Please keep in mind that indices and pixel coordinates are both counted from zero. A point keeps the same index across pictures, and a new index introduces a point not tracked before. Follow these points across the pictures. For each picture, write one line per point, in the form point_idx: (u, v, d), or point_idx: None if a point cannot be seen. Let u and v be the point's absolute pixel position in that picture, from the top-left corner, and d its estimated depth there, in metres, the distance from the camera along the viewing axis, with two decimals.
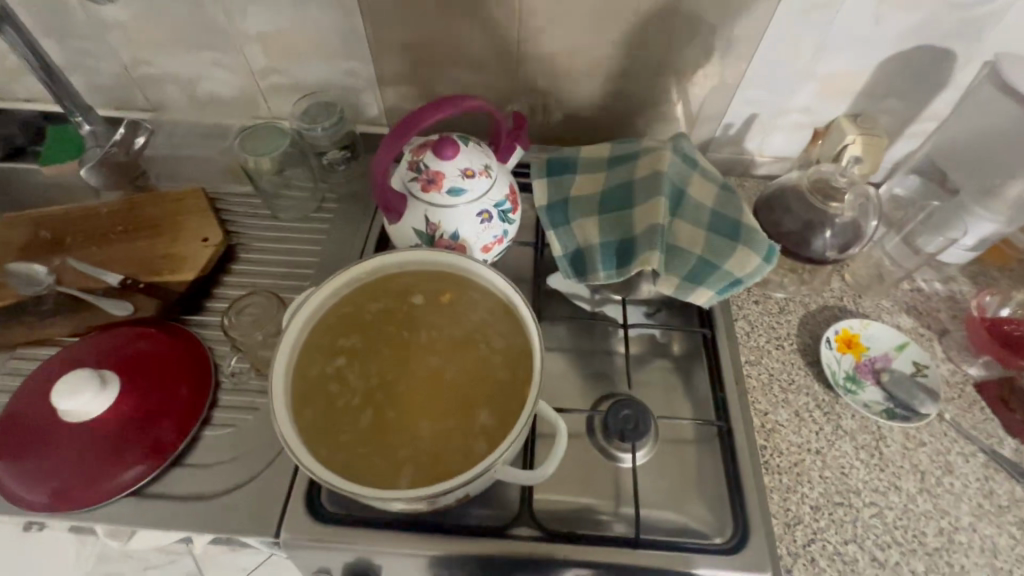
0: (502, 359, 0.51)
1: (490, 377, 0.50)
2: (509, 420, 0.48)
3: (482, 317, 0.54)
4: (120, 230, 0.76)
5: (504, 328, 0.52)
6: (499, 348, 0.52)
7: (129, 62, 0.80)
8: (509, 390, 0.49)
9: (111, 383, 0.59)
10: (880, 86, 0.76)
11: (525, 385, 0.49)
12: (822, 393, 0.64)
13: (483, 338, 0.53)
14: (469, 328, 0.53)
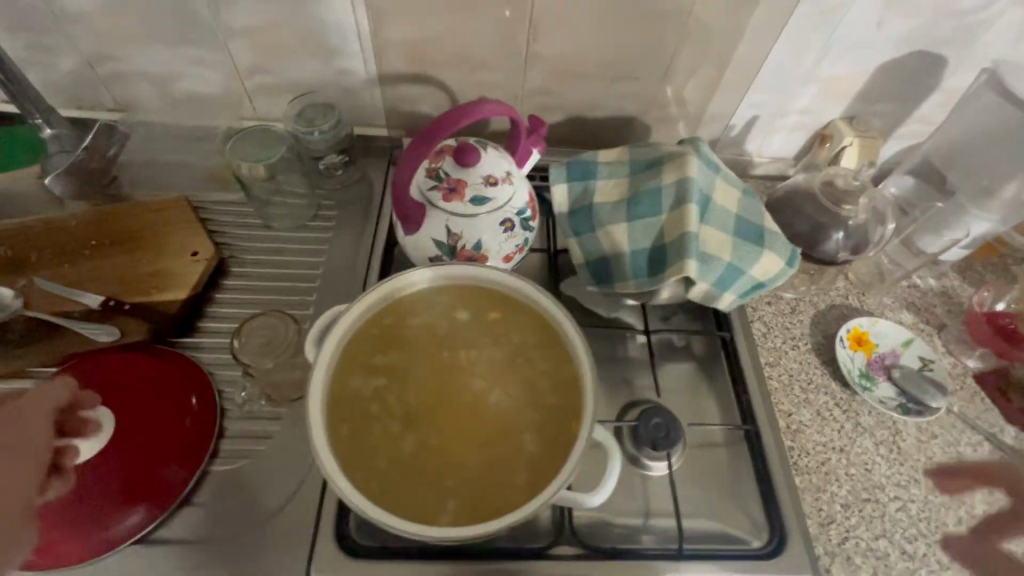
0: (549, 383, 0.49)
1: (536, 404, 0.48)
2: (558, 453, 0.46)
3: (524, 337, 0.51)
4: (96, 245, 0.68)
5: (549, 350, 0.50)
6: (545, 373, 0.49)
7: (95, 58, 0.72)
8: (558, 420, 0.47)
9: (101, 420, 0.54)
10: (876, 90, 0.78)
11: (576, 416, 0.47)
12: (840, 391, 0.66)
13: (527, 360, 0.50)
14: (512, 350, 0.50)
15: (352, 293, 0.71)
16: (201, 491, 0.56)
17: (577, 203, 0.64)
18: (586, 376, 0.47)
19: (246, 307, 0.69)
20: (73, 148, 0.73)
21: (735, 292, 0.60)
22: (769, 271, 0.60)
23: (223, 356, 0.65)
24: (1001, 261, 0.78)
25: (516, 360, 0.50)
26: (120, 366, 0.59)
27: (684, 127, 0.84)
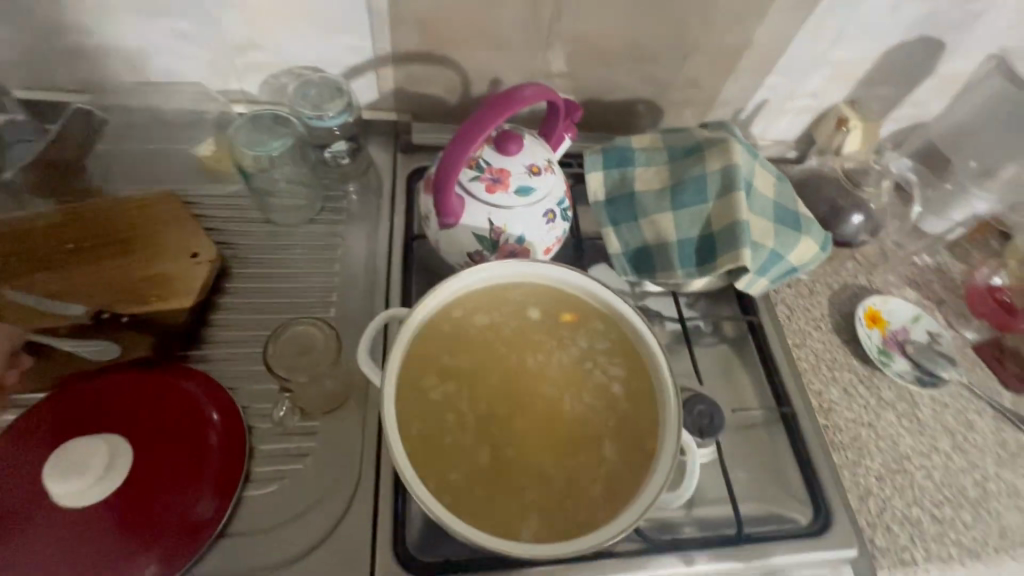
0: (620, 391, 0.48)
1: (611, 412, 0.48)
2: (639, 463, 0.46)
3: (591, 342, 0.50)
4: (71, 248, 0.60)
5: (620, 357, 0.49)
6: (617, 379, 0.49)
7: (52, 29, 0.62)
8: (635, 428, 0.47)
9: (117, 454, 0.50)
10: (879, 74, 0.79)
11: (654, 426, 0.47)
12: (862, 369, 0.69)
13: (597, 366, 0.49)
14: (581, 355, 0.50)
15: (374, 292, 0.66)
16: (238, 520, 0.51)
17: (614, 192, 0.63)
18: (666, 386, 0.47)
19: (257, 312, 0.63)
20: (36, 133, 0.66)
21: (772, 278, 0.61)
22: (806, 257, 0.61)
23: (241, 367, 0.59)
24: (986, 237, 0.83)
25: (585, 368, 0.49)
26: (128, 388, 0.54)
27: (696, 110, 0.83)
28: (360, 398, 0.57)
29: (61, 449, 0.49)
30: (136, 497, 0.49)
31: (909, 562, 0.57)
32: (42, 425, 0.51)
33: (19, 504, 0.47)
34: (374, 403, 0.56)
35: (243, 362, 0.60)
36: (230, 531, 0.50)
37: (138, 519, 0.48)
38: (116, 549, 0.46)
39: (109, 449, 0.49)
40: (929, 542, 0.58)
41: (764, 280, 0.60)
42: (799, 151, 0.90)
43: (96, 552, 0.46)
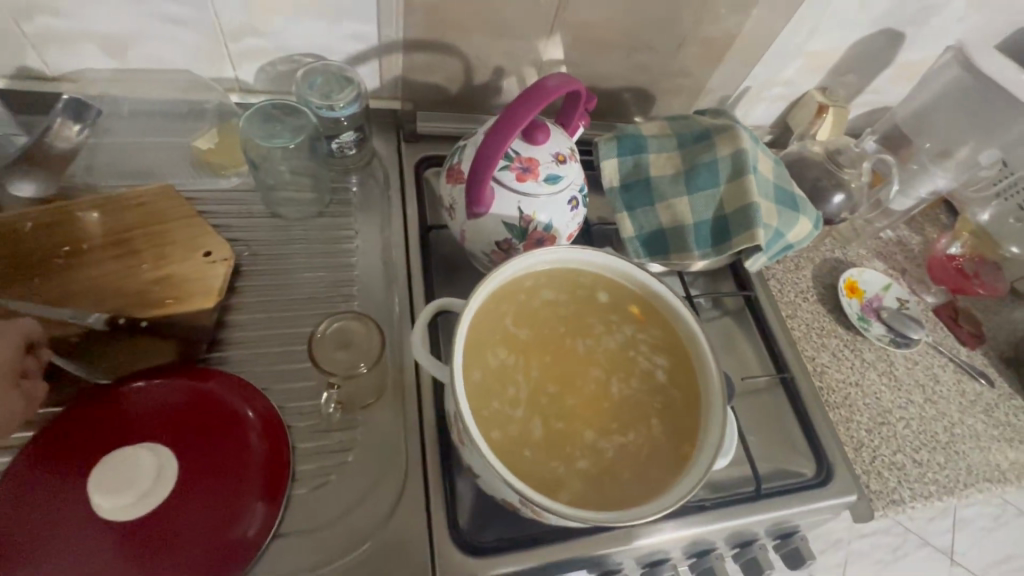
0: (665, 375, 0.51)
1: (656, 396, 0.51)
2: (684, 447, 0.48)
3: (636, 329, 0.53)
4: (68, 250, 0.55)
5: (662, 345, 0.52)
6: (661, 367, 0.52)
7: (25, 11, 0.56)
8: (677, 414, 0.50)
9: (165, 468, 0.49)
10: (848, 63, 0.86)
11: (695, 414, 0.50)
12: (845, 334, 0.76)
13: (642, 354, 0.52)
14: (627, 342, 0.52)
15: (393, 284, 0.66)
16: (288, 518, 0.51)
17: (628, 178, 0.65)
18: (708, 379, 0.50)
19: (275, 308, 0.61)
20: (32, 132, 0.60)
21: (772, 255, 0.66)
22: (801, 235, 0.66)
23: (268, 366, 0.58)
24: (936, 212, 0.93)
25: (630, 355, 0.52)
26: (161, 392, 0.52)
27: (685, 98, 0.86)
28: (396, 391, 0.58)
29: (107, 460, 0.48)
30: (184, 502, 0.48)
31: (898, 501, 0.65)
32: (69, 434, 0.49)
33: (55, 516, 0.46)
34: (411, 395, 0.57)
35: (270, 361, 0.58)
36: (283, 530, 0.50)
37: (189, 526, 0.47)
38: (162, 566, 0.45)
39: (157, 460, 0.49)
40: (912, 483, 0.66)
41: (767, 257, 0.65)
42: (774, 135, 0.96)
43: (150, 558, 0.45)
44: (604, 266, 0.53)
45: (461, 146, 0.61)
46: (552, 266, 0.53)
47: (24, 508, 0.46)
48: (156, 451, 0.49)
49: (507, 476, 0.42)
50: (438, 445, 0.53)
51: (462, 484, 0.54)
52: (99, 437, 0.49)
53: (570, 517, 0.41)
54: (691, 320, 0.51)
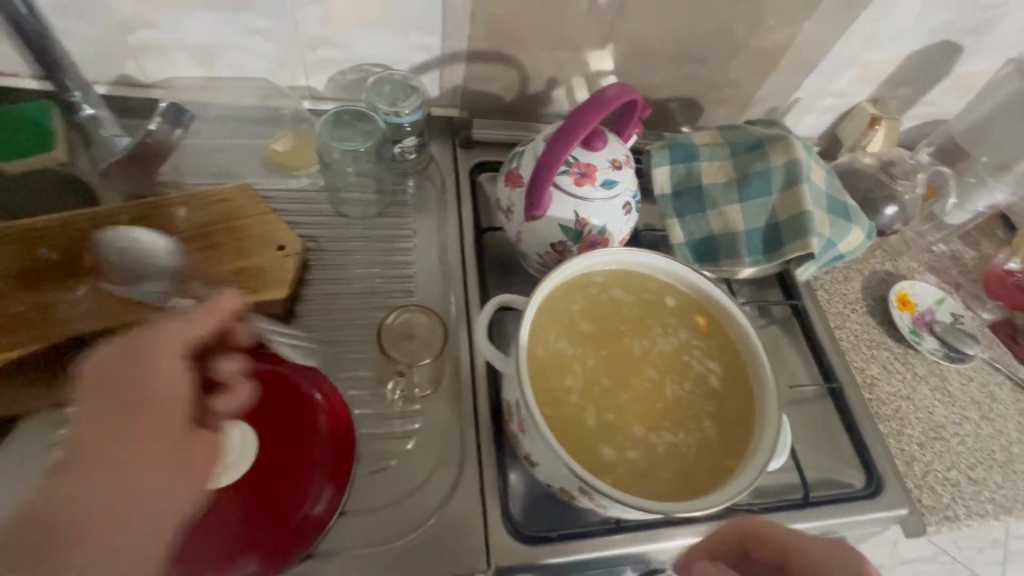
0: (718, 381, 0.53)
1: (708, 400, 0.52)
2: (734, 453, 0.50)
3: (691, 335, 0.55)
4: (161, 242, 0.60)
5: (715, 353, 0.54)
6: (713, 372, 0.53)
7: (129, 24, 0.62)
8: (728, 418, 0.51)
9: (247, 446, 0.52)
10: (901, 75, 0.85)
11: (747, 419, 0.51)
12: (896, 347, 0.75)
13: (695, 359, 0.54)
14: (681, 345, 0.54)
15: (449, 282, 0.69)
16: (353, 499, 0.54)
17: (680, 185, 0.67)
18: (761, 384, 0.52)
19: (340, 300, 0.65)
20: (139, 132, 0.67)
21: (822, 264, 0.66)
22: (853, 245, 0.67)
23: (334, 354, 0.61)
24: (993, 227, 0.91)
25: (683, 359, 0.54)
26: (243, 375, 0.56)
27: (733, 108, 0.87)
28: (452, 385, 0.61)
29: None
30: (260, 477, 0.51)
31: (952, 517, 0.63)
32: None
33: None
34: (467, 388, 0.59)
35: (336, 349, 0.62)
36: (348, 509, 0.53)
37: (266, 499, 0.51)
38: (242, 535, 0.49)
39: (239, 435, 0.52)
40: (967, 500, 0.65)
41: (818, 266, 0.66)
42: (823, 146, 0.96)
43: (231, 526, 0.49)
44: (662, 270, 0.56)
45: (519, 152, 0.63)
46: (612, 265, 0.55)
47: None
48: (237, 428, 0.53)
49: (568, 459, 0.44)
50: (493, 436, 0.56)
51: (514, 476, 0.56)
52: None
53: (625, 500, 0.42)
54: (746, 325, 0.53)
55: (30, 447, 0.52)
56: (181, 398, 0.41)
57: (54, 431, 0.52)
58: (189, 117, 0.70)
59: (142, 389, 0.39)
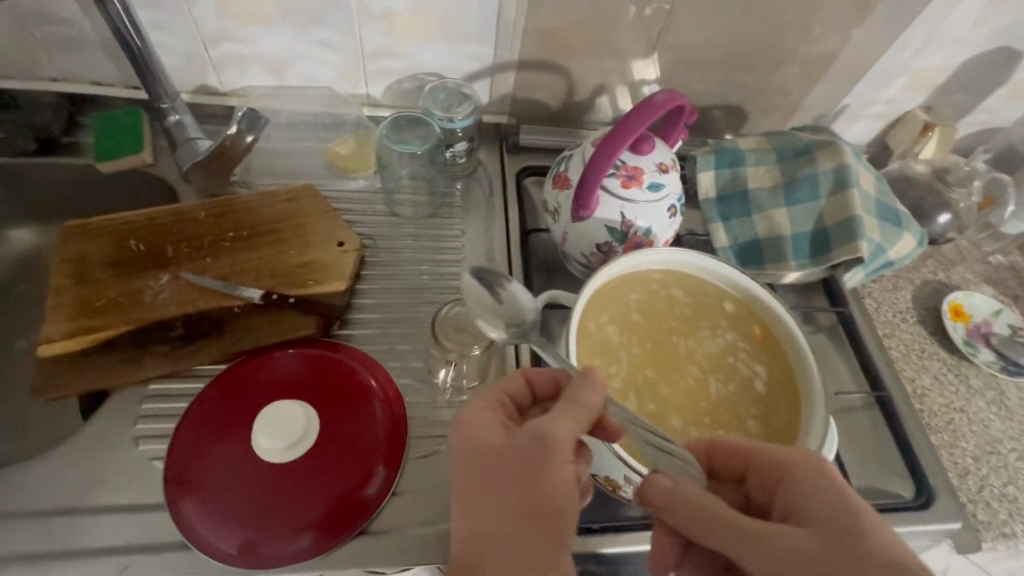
0: (763, 385, 0.54)
1: (752, 401, 0.53)
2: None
3: (738, 338, 0.56)
4: (234, 235, 0.65)
5: (761, 356, 0.55)
6: (759, 376, 0.54)
7: (214, 38, 0.68)
8: (774, 419, 0.52)
9: (311, 426, 0.56)
10: (957, 82, 0.84)
11: (794, 420, 0.51)
12: (948, 358, 0.73)
13: (741, 361, 0.55)
14: (727, 348, 0.55)
15: None
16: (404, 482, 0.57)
17: (726, 190, 0.68)
18: (807, 387, 0.52)
19: (393, 295, 0.69)
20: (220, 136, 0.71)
21: (871, 270, 0.66)
22: (904, 252, 0.66)
23: (387, 345, 0.65)
24: None
25: (730, 361, 0.55)
26: (311, 361, 0.60)
27: (779, 115, 0.88)
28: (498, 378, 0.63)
29: (267, 413, 0.56)
30: (321, 456, 0.55)
31: (1010, 534, 0.61)
32: (236, 385, 0.57)
33: (222, 451, 0.54)
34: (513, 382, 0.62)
35: (389, 341, 0.65)
36: (400, 491, 0.56)
37: (326, 478, 0.54)
38: (306, 508, 0.52)
39: (306, 417, 0.56)
40: None
41: (866, 272, 0.65)
42: (872, 154, 0.95)
43: (293, 499, 0.52)
44: (710, 272, 0.57)
45: (567, 156, 0.66)
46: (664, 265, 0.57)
47: (198, 446, 0.54)
48: (305, 410, 0.57)
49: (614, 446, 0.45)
50: None
51: None
52: (259, 392, 0.58)
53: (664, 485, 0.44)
54: (794, 327, 0.53)
55: (115, 418, 0.56)
56: (573, 508, 0.39)
57: (136, 405, 0.57)
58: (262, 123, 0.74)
59: (545, 499, 0.39)
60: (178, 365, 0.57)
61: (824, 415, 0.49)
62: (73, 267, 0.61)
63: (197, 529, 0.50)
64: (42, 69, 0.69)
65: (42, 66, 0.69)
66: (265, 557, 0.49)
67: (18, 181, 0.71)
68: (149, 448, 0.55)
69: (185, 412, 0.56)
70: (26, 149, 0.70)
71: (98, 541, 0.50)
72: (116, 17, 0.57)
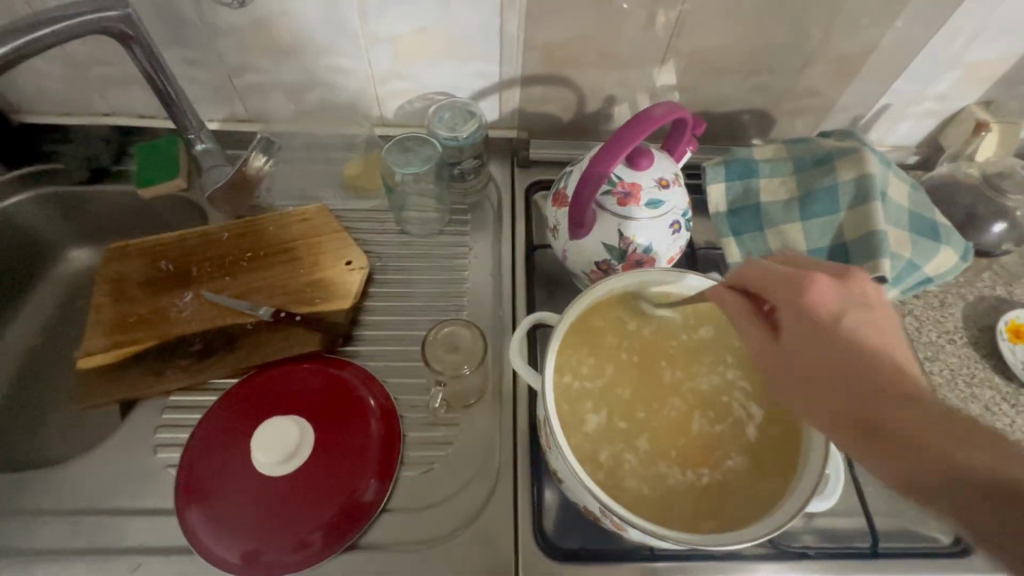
0: (756, 431, 0.52)
1: (739, 443, 0.51)
2: (763, 502, 0.48)
3: (735, 376, 0.54)
4: (252, 255, 0.69)
5: (759, 399, 0.53)
6: (752, 419, 0.52)
7: (236, 69, 0.73)
8: (761, 466, 0.50)
9: (305, 440, 0.58)
10: (1020, 73, 0.75)
11: (784, 471, 0.49)
12: (1004, 385, 0.65)
13: (735, 401, 0.53)
14: (721, 384, 0.54)
15: (500, 298, 0.71)
16: (398, 500, 0.58)
17: (737, 203, 0.64)
18: (806, 426, 0.50)
19: (398, 312, 0.70)
20: (223, 161, 0.74)
21: (906, 288, 0.60)
22: (944, 267, 0.60)
23: (389, 361, 0.66)
24: None
25: (723, 400, 0.53)
26: (324, 379, 0.62)
27: (810, 118, 0.82)
28: (494, 396, 0.64)
29: (266, 423, 0.58)
30: (317, 476, 0.57)
31: None
32: (252, 394, 0.61)
33: (230, 459, 0.57)
34: (508, 401, 0.62)
35: (390, 357, 0.67)
36: (391, 508, 0.57)
37: (318, 496, 0.56)
38: (296, 521, 0.54)
39: (307, 435, 0.58)
40: None
41: (898, 291, 0.60)
42: (922, 155, 0.86)
43: (283, 513, 0.55)
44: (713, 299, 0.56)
45: (568, 172, 0.64)
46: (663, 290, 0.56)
47: (206, 452, 0.58)
48: (307, 430, 0.59)
49: (578, 472, 0.45)
50: (529, 450, 0.58)
51: (549, 493, 0.57)
52: (268, 403, 0.61)
53: (625, 517, 0.43)
54: None
55: (136, 427, 0.61)
56: None
57: (159, 414, 0.62)
58: (275, 149, 0.80)
59: None
60: (195, 380, 0.62)
61: (820, 461, 0.46)
62: (112, 286, 0.67)
63: (195, 529, 0.54)
64: (94, 106, 0.77)
65: (95, 103, 0.76)
66: (254, 567, 0.52)
67: (72, 207, 0.79)
68: (164, 456, 0.59)
69: (198, 422, 0.60)
70: (82, 178, 0.77)
71: (120, 541, 0.55)
72: (144, 59, 0.62)
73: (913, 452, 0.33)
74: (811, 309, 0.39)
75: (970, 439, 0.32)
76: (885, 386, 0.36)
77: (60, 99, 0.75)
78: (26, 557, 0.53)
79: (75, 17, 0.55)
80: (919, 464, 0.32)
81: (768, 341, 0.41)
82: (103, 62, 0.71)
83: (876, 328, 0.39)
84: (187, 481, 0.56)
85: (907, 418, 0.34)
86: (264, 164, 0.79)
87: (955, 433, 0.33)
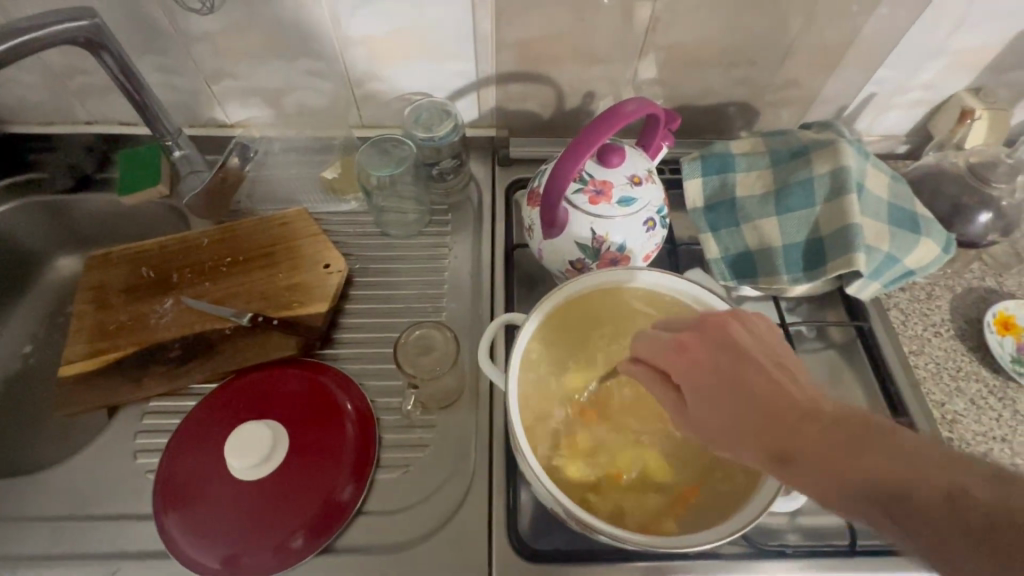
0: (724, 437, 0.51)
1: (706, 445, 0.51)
2: (733, 497, 0.47)
3: None
4: (231, 259, 0.70)
5: None
6: None
7: (213, 75, 0.73)
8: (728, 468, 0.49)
9: (279, 442, 0.58)
10: (1010, 57, 0.73)
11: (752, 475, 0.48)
12: (991, 378, 0.64)
13: None
14: None
15: (479, 298, 0.71)
16: (374, 503, 0.58)
17: (713, 198, 0.64)
18: None
19: (377, 314, 0.70)
20: (202, 168, 0.75)
21: (887, 282, 0.59)
22: (927, 259, 0.58)
23: (367, 364, 0.66)
24: None
25: None
26: (300, 381, 0.63)
27: (795, 109, 0.80)
28: (470, 398, 0.64)
29: (237, 429, 0.58)
30: (291, 479, 0.57)
31: None
32: (231, 399, 0.62)
33: (206, 463, 0.58)
34: (484, 401, 0.62)
35: (368, 359, 0.67)
36: (367, 510, 0.57)
37: (291, 500, 0.56)
38: (274, 524, 0.55)
39: (281, 439, 0.59)
40: None
41: (879, 284, 0.59)
42: (911, 145, 0.85)
43: (257, 517, 0.55)
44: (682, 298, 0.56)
45: (542, 171, 0.64)
46: (632, 288, 0.57)
47: (182, 457, 0.58)
48: (280, 435, 0.59)
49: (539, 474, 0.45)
50: (503, 452, 0.58)
51: (523, 494, 0.57)
52: (245, 407, 0.61)
53: (584, 521, 0.44)
54: None
55: (118, 433, 0.62)
56: None
57: (140, 421, 0.63)
58: (255, 154, 0.79)
59: None
60: (174, 386, 0.62)
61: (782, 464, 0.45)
62: (93, 294, 0.68)
63: (171, 533, 0.54)
64: (77, 115, 0.78)
65: (76, 111, 0.77)
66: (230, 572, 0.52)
67: (56, 215, 0.80)
68: (145, 460, 0.60)
69: (178, 425, 0.61)
70: (65, 186, 0.78)
71: (100, 548, 0.55)
72: (115, 67, 0.62)
73: (823, 475, 0.32)
74: (703, 357, 0.40)
75: (877, 450, 0.32)
76: (786, 412, 0.35)
77: (41, 108, 0.76)
78: (12, 563, 0.54)
79: (48, 23, 0.55)
80: (837, 486, 0.31)
81: (677, 405, 0.40)
82: (81, 71, 0.71)
83: (762, 367, 0.39)
84: (164, 485, 0.57)
85: (815, 442, 0.33)
86: (241, 165, 0.78)
87: (854, 439, 0.33)
